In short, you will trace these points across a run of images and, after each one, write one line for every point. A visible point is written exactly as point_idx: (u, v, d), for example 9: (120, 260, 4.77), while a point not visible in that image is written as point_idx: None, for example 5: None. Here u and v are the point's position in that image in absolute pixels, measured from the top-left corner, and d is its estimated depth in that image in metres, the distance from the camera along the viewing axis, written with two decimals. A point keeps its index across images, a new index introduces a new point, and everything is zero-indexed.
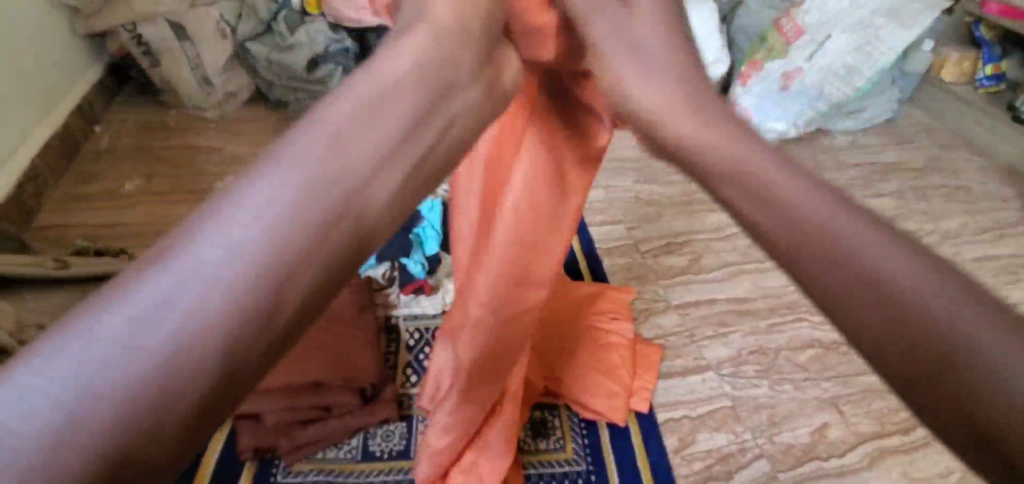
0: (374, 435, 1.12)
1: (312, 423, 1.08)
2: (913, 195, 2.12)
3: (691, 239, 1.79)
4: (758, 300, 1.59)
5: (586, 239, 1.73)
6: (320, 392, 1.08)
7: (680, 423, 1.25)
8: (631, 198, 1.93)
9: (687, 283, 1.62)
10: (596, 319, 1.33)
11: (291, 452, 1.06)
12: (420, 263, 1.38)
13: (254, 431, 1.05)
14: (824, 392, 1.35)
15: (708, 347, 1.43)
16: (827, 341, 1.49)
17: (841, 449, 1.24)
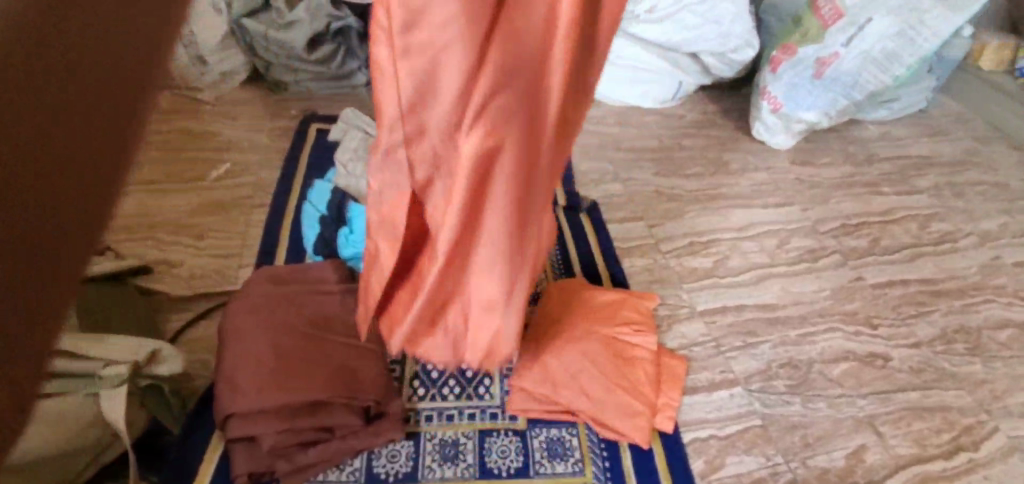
0: (379, 456, 1.04)
1: (312, 445, 0.99)
2: (950, 192, 1.99)
3: (716, 238, 1.68)
4: (788, 306, 1.49)
5: (604, 237, 1.62)
6: (321, 413, 0.98)
7: (707, 444, 1.17)
8: (652, 192, 1.82)
9: (712, 287, 1.52)
10: (618, 329, 1.23)
11: (290, 475, 0.98)
12: None
13: (249, 454, 0.96)
14: (860, 410, 1.27)
15: (736, 358, 1.34)
16: (862, 353, 1.39)
17: (880, 475, 1.16)
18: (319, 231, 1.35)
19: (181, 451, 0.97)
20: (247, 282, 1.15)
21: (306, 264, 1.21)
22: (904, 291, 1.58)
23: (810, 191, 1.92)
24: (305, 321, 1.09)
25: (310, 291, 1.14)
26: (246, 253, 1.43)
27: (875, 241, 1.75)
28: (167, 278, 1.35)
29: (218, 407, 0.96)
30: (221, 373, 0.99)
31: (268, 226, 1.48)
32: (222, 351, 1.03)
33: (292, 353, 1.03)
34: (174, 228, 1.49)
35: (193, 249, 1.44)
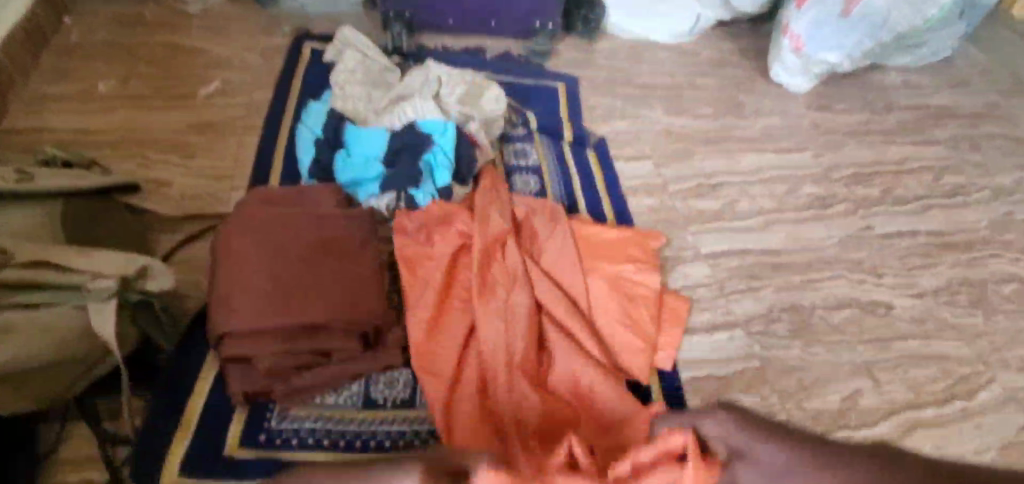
0: (376, 382, 1.04)
1: (309, 369, 0.97)
2: (968, 144, 1.92)
3: (725, 181, 1.63)
4: (794, 252, 1.46)
5: (610, 175, 1.56)
6: (318, 337, 0.96)
7: (704, 383, 1.17)
8: (661, 131, 1.75)
9: (718, 230, 1.48)
10: (623, 267, 1.20)
11: (287, 397, 0.96)
12: (430, 195, 1.22)
13: (246, 375, 0.94)
14: (858, 356, 1.26)
15: (738, 301, 1.32)
16: (864, 301, 1.38)
17: (873, 419, 1.17)
18: (314, 156, 1.28)
19: (177, 369, 0.96)
20: (241, 203, 1.10)
21: (300, 187, 1.16)
22: (911, 242, 1.55)
23: (825, 137, 1.85)
24: (302, 244, 1.04)
25: (307, 214, 1.09)
26: (238, 175, 1.37)
27: (887, 190, 1.70)
28: (158, 198, 1.30)
29: (213, 327, 0.94)
30: (215, 295, 0.96)
31: (260, 148, 1.41)
32: (215, 271, 0.99)
33: (287, 276, 0.99)
34: (163, 146, 1.42)
35: (183, 168, 1.37)
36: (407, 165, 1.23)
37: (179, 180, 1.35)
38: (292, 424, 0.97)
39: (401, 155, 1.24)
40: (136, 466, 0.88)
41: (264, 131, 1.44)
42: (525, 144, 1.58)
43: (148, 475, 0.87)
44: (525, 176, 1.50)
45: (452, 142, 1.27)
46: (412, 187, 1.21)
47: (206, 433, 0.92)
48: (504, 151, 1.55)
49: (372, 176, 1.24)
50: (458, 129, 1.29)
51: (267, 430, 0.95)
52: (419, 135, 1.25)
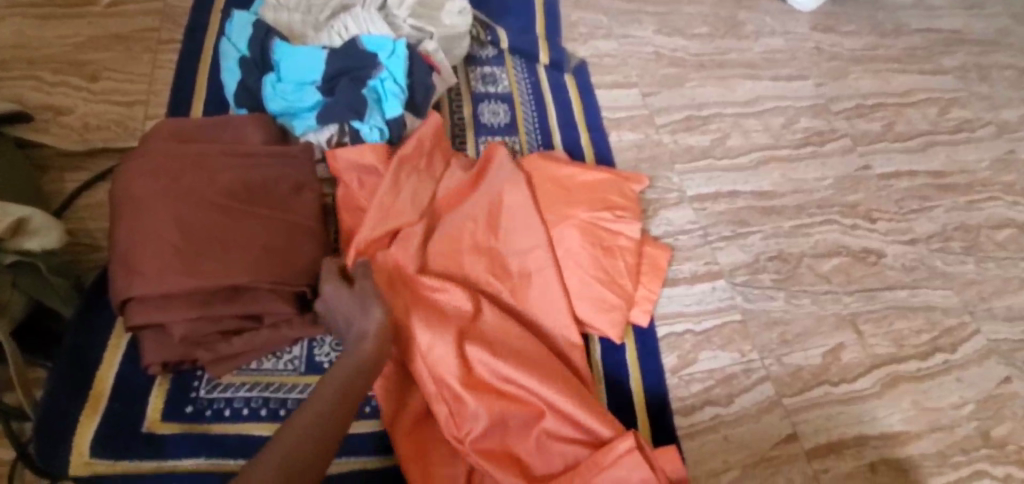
0: (322, 344, 0.92)
1: (237, 334, 0.85)
2: (977, 74, 1.76)
3: (717, 113, 1.47)
4: (786, 195, 1.34)
5: (590, 105, 1.39)
6: (242, 300, 0.83)
7: (681, 339, 1.09)
8: (650, 54, 1.55)
9: (707, 169, 1.35)
10: (600, 214, 1.06)
11: (215, 365, 0.85)
12: (379, 129, 1.05)
13: (161, 342, 0.82)
14: (844, 308, 1.19)
15: (723, 249, 1.22)
16: (856, 249, 1.29)
17: (854, 374, 1.11)
18: (239, 77, 1.07)
19: (79, 336, 0.83)
20: (147, 138, 0.92)
21: (221, 119, 0.98)
22: (909, 184, 1.44)
23: (829, 63, 1.68)
24: (218, 189, 0.88)
25: (226, 153, 0.92)
26: (154, 102, 1.16)
27: (889, 125, 1.57)
28: (56, 128, 1.10)
29: (115, 289, 0.80)
30: (117, 250, 0.82)
31: (180, 68, 1.19)
32: (116, 223, 0.84)
33: (202, 228, 0.84)
34: (60, 64, 1.19)
35: (86, 92, 1.16)
36: (350, 92, 1.04)
37: (82, 106, 1.14)
38: (224, 393, 0.86)
39: (342, 80, 1.05)
40: (38, 447, 0.76)
41: (184, 48, 1.22)
42: (495, 67, 1.38)
43: (53, 457, 0.76)
44: (494, 104, 1.32)
45: (403, 65, 1.08)
46: (356, 119, 1.04)
47: (117, 407, 0.81)
48: (471, 75, 1.36)
49: (310, 104, 1.06)
50: (409, 49, 1.10)
51: (194, 401, 0.84)
52: (363, 56, 1.06)
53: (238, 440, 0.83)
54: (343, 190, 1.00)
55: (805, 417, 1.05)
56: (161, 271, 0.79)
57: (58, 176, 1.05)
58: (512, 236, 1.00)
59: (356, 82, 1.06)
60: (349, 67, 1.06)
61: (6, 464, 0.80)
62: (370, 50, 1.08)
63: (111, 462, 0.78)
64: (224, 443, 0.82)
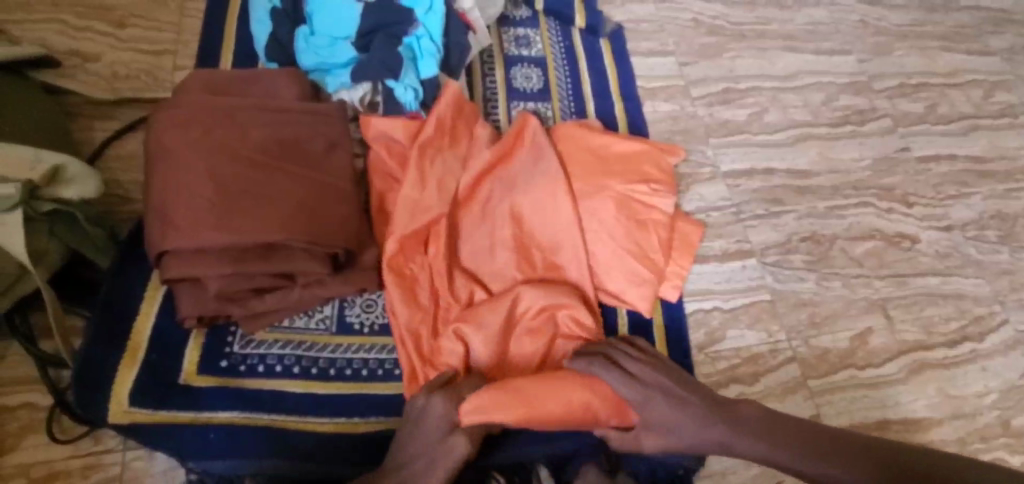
0: (352, 304, 0.93)
1: (269, 292, 0.85)
2: None
3: (755, 86, 1.42)
4: (821, 175, 1.31)
5: (625, 73, 1.34)
6: (276, 257, 0.82)
7: (709, 316, 1.08)
8: (688, 21, 1.49)
9: (742, 144, 1.31)
10: (635, 186, 1.04)
11: (249, 320, 0.85)
12: (413, 89, 1.02)
13: (195, 297, 0.82)
14: (874, 292, 1.18)
15: (755, 228, 1.20)
16: (890, 233, 1.26)
17: (880, 359, 1.11)
18: (271, 30, 1.04)
19: (117, 288, 0.83)
20: (178, 89, 0.90)
21: (253, 71, 0.95)
22: (948, 169, 1.40)
23: (873, 38, 1.60)
24: (252, 145, 0.86)
25: (258, 107, 0.90)
26: (182, 52, 1.13)
27: (932, 106, 1.51)
28: (83, 75, 1.08)
29: (149, 241, 0.79)
30: (151, 203, 0.81)
31: (208, 17, 1.16)
32: (150, 173, 0.83)
33: (237, 184, 0.83)
34: (84, 9, 1.15)
35: (112, 38, 1.13)
36: (385, 49, 1.01)
37: (109, 53, 1.11)
38: (257, 350, 0.86)
39: (377, 36, 1.02)
40: (77, 395, 0.77)
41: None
42: (529, 29, 1.34)
43: (92, 405, 0.77)
44: (527, 68, 1.29)
45: (440, 23, 1.05)
46: (390, 77, 1.01)
47: (155, 358, 0.82)
48: (504, 37, 1.31)
49: (343, 60, 1.03)
50: (446, 5, 1.07)
51: (228, 356, 0.85)
52: (399, 12, 1.03)
53: (272, 396, 0.84)
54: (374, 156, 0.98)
55: (829, 399, 1.05)
56: (197, 227, 0.78)
57: (86, 125, 1.04)
58: (540, 219, 0.97)
59: (391, 38, 1.03)
60: (385, 22, 1.03)
61: (44, 410, 0.82)
62: (407, 6, 1.05)
63: (149, 411, 0.79)
64: (257, 397, 0.83)
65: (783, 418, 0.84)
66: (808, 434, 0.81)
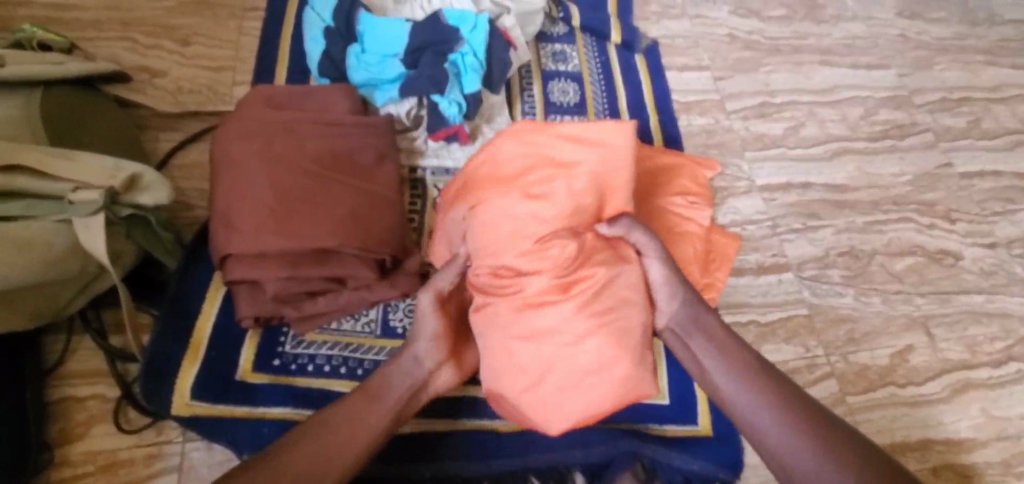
0: (396, 309, 0.97)
1: (321, 295, 0.89)
2: None
3: (791, 100, 1.42)
4: (860, 189, 1.30)
5: (660, 87, 1.36)
6: (329, 263, 0.87)
7: (745, 331, 1.08)
8: (723, 36, 1.50)
9: (779, 158, 1.31)
10: (672, 199, 1.06)
11: (301, 322, 0.90)
12: (457, 103, 1.07)
13: (253, 299, 0.86)
14: (915, 309, 1.16)
15: (792, 242, 1.20)
16: (932, 249, 1.24)
17: (921, 377, 1.09)
18: (324, 47, 1.10)
19: (181, 290, 0.89)
20: (243, 104, 0.96)
21: (311, 87, 1.01)
22: (993, 185, 1.37)
23: (913, 53, 1.59)
24: (308, 155, 0.91)
25: (315, 121, 0.95)
26: (240, 68, 1.21)
27: (975, 121, 1.48)
28: (152, 89, 1.16)
29: (214, 245, 0.85)
30: (217, 209, 0.86)
31: (265, 35, 1.23)
32: (216, 182, 0.88)
33: (295, 192, 0.88)
34: (152, 28, 1.24)
35: (177, 55, 1.21)
36: (432, 65, 1.06)
37: (174, 69, 1.19)
38: (306, 349, 0.91)
39: (425, 53, 1.07)
40: (145, 387, 0.83)
41: (268, 17, 1.26)
42: (566, 45, 1.38)
43: (157, 398, 0.82)
44: (564, 83, 1.32)
45: (484, 41, 1.10)
46: (436, 92, 1.06)
47: (214, 356, 0.87)
48: (542, 52, 1.35)
49: (391, 76, 1.08)
50: (490, 24, 1.11)
51: (281, 355, 0.90)
52: (446, 31, 1.08)
53: (321, 395, 0.88)
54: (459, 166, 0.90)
55: (868, 416, 1.04)
56: (259, 233, 0.83)
57: (154, 135, 1.11)
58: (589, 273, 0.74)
59: (438, 56, 1.07)
60: (432, 40, 1.08)
61: (112, 401, 0.88)
62: (453, 25, 1.10)
63: (209, 405, 0.84)
64: (305, 395, 0.88)
65: (784, 378, 0.82)
66: (791, 396, 0.79)
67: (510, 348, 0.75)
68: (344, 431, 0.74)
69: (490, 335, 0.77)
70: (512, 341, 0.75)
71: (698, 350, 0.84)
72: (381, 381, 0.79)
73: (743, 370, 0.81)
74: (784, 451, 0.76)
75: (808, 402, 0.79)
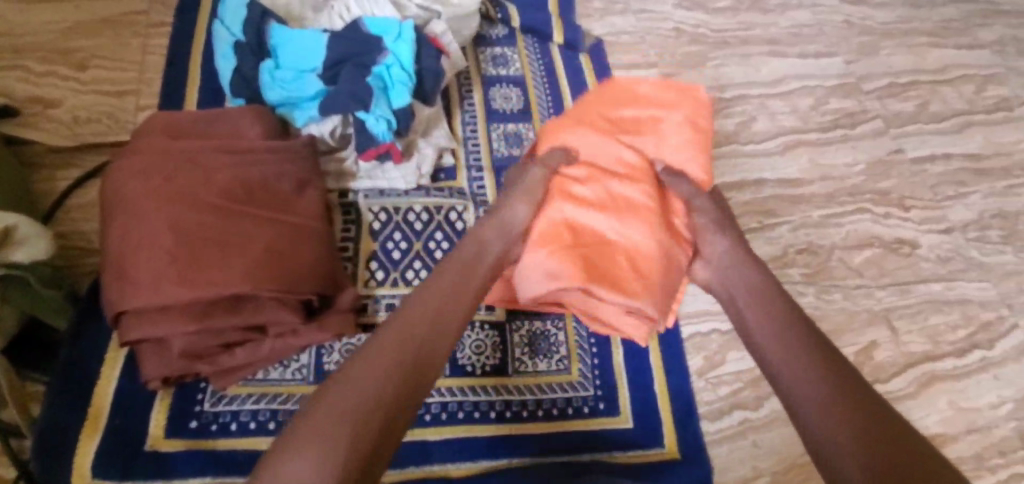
0: (331, 350, 0.88)
1: (239, 346, 0.80)
2: (1016, 48, 1.63)
3: (741, 94, 1.38)
4: (815, 182, 1.27)
5: None
6: (245, 310, 0.77)
7: (709, 340, 1.01)
8: (669, 30, 1.46)
9: (732, 155, 1.27)
10: None
11: (220, 376, 0.80)
12: (386, 119, 0.99)
13: (159, 357, 0.76)
14: (877, 303, 1.13)
15: (750, 242, 1.16)
16: (889, 239, 1.22)
17: (887, 374, 1.06)
18: (235, 65, 0.99)
19: (76, 353, 0.79)
20: (138, 135, 0.85)
21: (216, 112, 0.90)
22: (944, 168, 1.36)
23: (859, 38, 1.57)
24: (217, 190, 0.81)
25: (223, 149, 0.85)
26: (146, 91, 1.09)
27: (923, 105, 1.47)
28: (43, 121, 1.03)
29: (107, 301, 0.75)
30: (109, 259, 0.76)
31: (172, 55, 1.12)
32: (108, 227, 0.78)
33: (201, 233, 0.78)
34: (44, 53, 1.10)
35: (73, 81, 1.08)
36: (353, 80, 0.98)
37: (71, 98, 1.07)
38: (229, 406, 0.81)
39: (345, 67, 0.99)
40: (41, 469, 0.73)
41: (176, 34, 1.14)
42: (506, 48, 1.30)
43: (55, 480, 0.73)
44: (506, 88, 1.25)
45: (410, 49, 1.01)
46: (361, 109, 0.98)
47: (119, 425, 0.77)
48: (481, 57, 1.28)
49: (311, 93, 0.99)
50: (416, 31, 1.03)
51: (198, 416, 0.80)
52: (367, 43, 1.00)
53: (247, 458, 0.79)
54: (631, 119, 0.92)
55: None
56: (159, 283, 0.74)
57: (46, 173, 0.99)
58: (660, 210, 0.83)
59: (360, 69, 0.99)
60: (352, 53, 1.00)
61: None
62: (375, 34, 1.02)
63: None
64: (230, 459, 0.78)
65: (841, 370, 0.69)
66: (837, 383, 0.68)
67: (579, 213, 0.82)
68: (374, 370, 0.65)
69: (555, 212, 0.82)
70: (581, 208, 0.82)
71: (745, 309, 0.79)
72: (390, 351, 0.67)
73: (796, 353, 0.72)
74: (834, 448, 0.63)
75: (863, 395, 0.66)
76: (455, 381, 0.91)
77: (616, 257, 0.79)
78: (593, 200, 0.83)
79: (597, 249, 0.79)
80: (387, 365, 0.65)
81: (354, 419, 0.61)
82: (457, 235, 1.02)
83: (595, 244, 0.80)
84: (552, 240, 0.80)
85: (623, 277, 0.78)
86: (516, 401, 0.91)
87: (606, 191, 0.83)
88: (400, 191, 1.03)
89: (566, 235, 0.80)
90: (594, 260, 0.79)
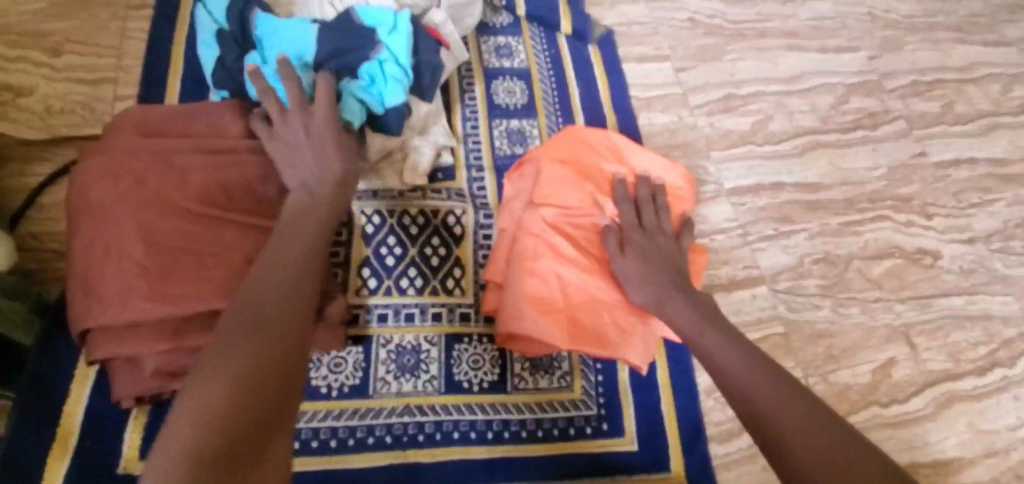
0: (319, 364, 0.84)
1: None
2: None
3: (758, 91, 1.31)
4: (834, 187, 1.21)
5: (617, 81, 1.23)
6: None
7: None
8: (684, 21, 1.38)
9: (747, 157, 1.21)
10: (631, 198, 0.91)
11: None
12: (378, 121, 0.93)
13: (131, 376, 0.71)
14: (895, 318, 1.08)
15: (765, 251, 1.09)
16: (909, 249, 1.16)
17: (905, 394, 1.01)
18: (217, 54, 0.93)
19: (43, 370, 0.74)
20: (109, 131, 0.79)
21: (194, 105, 0.84)
22: (968, 174, 1.29)
23: (882, 33, 1.49)
24: (192, 194, 0.75)
25: (199, 149, 0.79)
26: (124, 79, 1.02)
27: (947, 105, 1.40)
28: (13, 111, 0.96)
29: (74, 316, 0.70)
30: (77, 270, 0.71)
31: (153, 41, 1.04)
32: (74, 234, 0.72)
33: (174, 241, 0.72)
34: (16, 36, 1.03)
35: (45, 68, 1.01)
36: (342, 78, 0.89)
37: (43, 86, 0.99)
38: None
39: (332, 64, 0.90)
40: None
41: (158, 18, 1.07)
42: (510, 38, 1.23)
43: None
44: (509, 81, 1.18)
45: (406, 43, 0.93)
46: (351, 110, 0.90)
47: (88, 446, 0.72)
48: (483, 47, 1.20)
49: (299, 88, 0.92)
50: (412, 23, 0.95)
51: None
52: (359, 34, 0.91)
53: None
54: (589, 157, 0.96)
55: None
56: (128, 296, 0.68)
57: (14, 168, 0.93)
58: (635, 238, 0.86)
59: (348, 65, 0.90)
60: (340, 47, 0.90)
61: None
62: (367, 25, 0.93)
63: None
64: None
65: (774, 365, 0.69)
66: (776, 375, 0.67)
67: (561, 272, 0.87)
68: (226, 357, 0.56)
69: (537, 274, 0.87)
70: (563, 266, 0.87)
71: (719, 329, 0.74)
72: (260, 342, 0.58)
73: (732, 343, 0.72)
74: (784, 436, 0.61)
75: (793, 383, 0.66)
76: (451, 398, 0.86)
77: (598, 304, 0.87)
78: (571, 252, 0.88)
79: (579, 309, 0.87)
80: (243, 360, 0.56)
81: (214, 429, 0.51)
82: (455, 240, 0.97)
83: (577, 297, 0.87)
84: (542, 304, 0.86)
85: (607, 325, 0.86)
86: (515, 420, 0.86)
87: (579, 243, 0.89)
88: (395, 193, 0.98)
89: (552, 304, 0.86)
90: (579, 314, 0.86)
